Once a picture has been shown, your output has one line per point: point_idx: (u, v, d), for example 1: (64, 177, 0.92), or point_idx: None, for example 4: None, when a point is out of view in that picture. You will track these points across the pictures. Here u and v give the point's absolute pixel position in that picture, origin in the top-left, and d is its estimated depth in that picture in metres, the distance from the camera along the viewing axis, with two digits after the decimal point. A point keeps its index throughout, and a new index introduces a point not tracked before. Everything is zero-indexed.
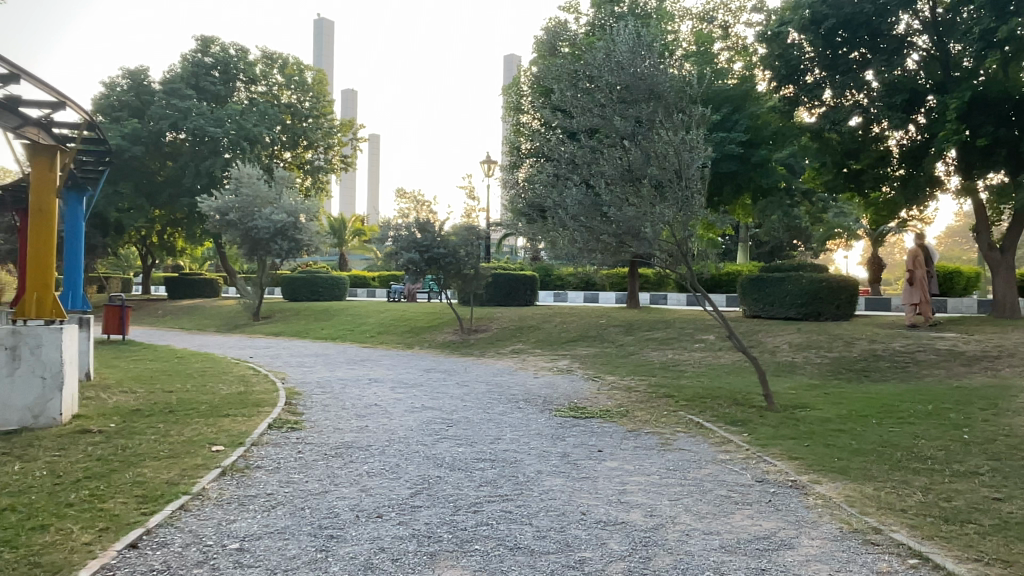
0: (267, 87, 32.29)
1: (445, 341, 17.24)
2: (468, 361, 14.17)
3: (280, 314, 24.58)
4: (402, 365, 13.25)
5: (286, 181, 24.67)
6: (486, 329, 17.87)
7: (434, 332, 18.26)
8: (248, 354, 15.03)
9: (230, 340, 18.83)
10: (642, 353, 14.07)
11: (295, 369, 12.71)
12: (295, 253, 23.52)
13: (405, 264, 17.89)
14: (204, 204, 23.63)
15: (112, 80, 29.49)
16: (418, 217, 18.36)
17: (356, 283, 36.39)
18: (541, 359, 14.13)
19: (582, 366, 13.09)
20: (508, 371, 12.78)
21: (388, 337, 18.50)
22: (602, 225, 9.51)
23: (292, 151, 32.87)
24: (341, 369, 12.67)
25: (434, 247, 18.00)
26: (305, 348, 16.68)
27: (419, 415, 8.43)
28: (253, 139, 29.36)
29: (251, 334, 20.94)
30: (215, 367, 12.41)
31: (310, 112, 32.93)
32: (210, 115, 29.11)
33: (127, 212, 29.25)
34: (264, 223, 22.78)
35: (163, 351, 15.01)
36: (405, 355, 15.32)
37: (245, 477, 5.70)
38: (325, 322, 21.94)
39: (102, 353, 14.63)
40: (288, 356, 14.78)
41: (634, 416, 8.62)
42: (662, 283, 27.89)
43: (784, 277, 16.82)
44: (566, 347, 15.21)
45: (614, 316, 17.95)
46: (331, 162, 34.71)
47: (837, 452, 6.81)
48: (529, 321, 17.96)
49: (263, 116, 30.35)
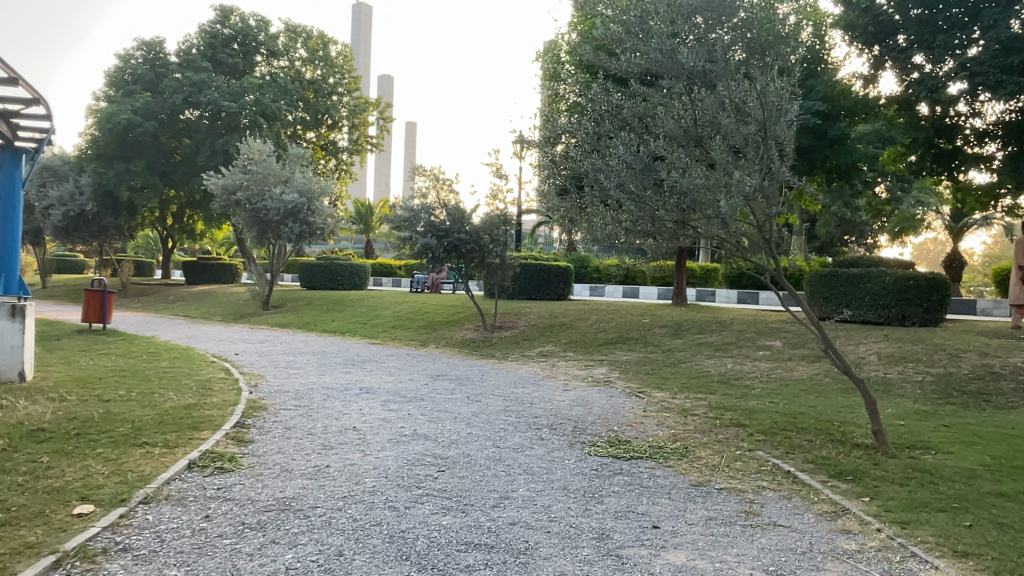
0: (289, 62, 30.40)
1: (465, 339, 15.06)
2: (487, 366, 11.97)
3: (292, 303, 22.68)
4: (408, 369, 11.09)
5: (301, 159, 22.69)
6: (513, 326, 15.63)
7: (454, 329, 16.09)
8: (235, 350, 13.06)
9: (228, 332, 16.93)
10: (696, 361, 11.71)
11: (279, 372, 10.65)
12: (307, 237, 21.56)
13: (421, 251, 15.75)
14: (211, 182, 21.81)
15: (127, 51, 27.97)
16: (437, 198, 16.18)
17: (380, 272, 34.43)
18: (575, 365, 11.83)
19: (622, 376, 10.80)
20: (533, 380, 10.52)
21: (401, 332, 16.42)
22: (657, 197, 7.11)
23: (315, 130, 30.93)
24: (332, 374, 10.54)
25: (454, 232, 15.82)
26: (306, 343, 14.66)
27: (405, 449, 6.20)
28: (271, 116, 27.47)
29: (255, 326, 19.08)
30: (184, 367, 10.40)
31: (334, 89, 30.93)
32: (226, 89, 27.33)
33: (139, 191, 27.68)
34: (274, 204, 20.86)
35: (141, 344, 13.14)
36: (416, 354, 13.19)
37: (90, 573, 3.56)
38: (337, 314, 19.93)
39: (71, 345, 12.83)
40: (279, 353, 12.76)
41: (697, 457, 6.31)
42: (710, 277, 25.34)
43: (864, 275, 14.27)
44: (604, 352, 12.89)
45: (659, 315, 15.57)
46: (356, 143, 32.69)
47: (1021, 540, 4.44)
48: (562, 318, 15.67)
49: (282, 91, 28.42)
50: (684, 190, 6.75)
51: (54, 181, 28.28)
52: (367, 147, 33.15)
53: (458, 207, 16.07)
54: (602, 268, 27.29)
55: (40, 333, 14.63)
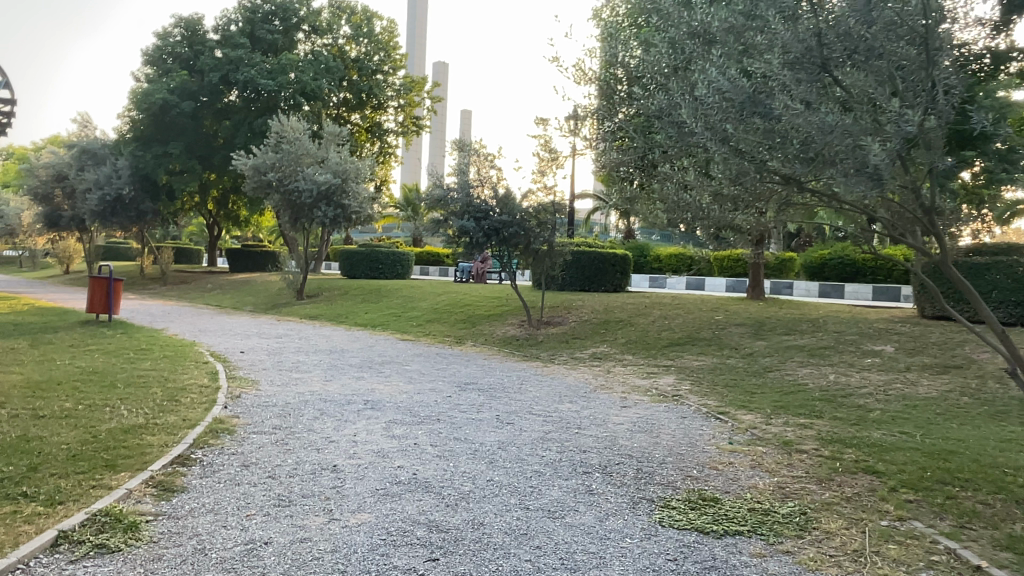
0: (333, 40, 28.76)
1: (506, 337, 13.12)
2: (529, 371, 9.98)
3: (327, 293, 21.12)
4: (432, 376, 9.17)
5: (337, 137, 20.97)
6: (563, 322, 13.58)
7: (496, 324, 14.14)
8: (242, 347, 11.40)
9: (249, 324, 15.38)
10: (788, 371, 9.43)
11: (280, 376, 8.88)
12: (342, 222, 19.90)
13: (458, 234, 13.78)
14: (241, 161, 20.27)
15: (166, 29, 26.82)
16: (478, 175, 14.10)
17: (428, 261, 32.78)
18: (636, 373, 9.70)
19: (696, 389, 8.66)
20: (584, 393, 8.46)
21: (437, 327, 14.59)
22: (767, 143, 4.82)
23: (359, 111, 29.31)
24: (339, 381, 8.69)
25: (496, 215, 13.83)
26: (328, 338, 12.99)
27: (390, 513, 4.21)
28: (311, 95, 25.86)
29: (283, 317, 17.55)
30: (166, 369, 8.74)
31: (378, 67, 29.14)
32: (265, 66, 25.86)
33: (178, 175, 26.64)
34: (306, 186, 19.23)
35: (141, 338, 11.63)
36: (447, 354, 11.32)
37: None
38: (372, 305, 18.22)
39: (65, 339, 11.39)
40: (290, 351, 11.05)
41: (824, 535, 4.20)
42: (787, 268, 22.63)
43: (991, 265, 11.71)
44: (672, 356, 10.71)
45: (735, 311, 13.27)
46: (403, 124, 30.87)
47: None
48: (619, 314, 13.53)
49: (323, 69, 26.76)
50: (807, 135, 4.44)
51: (93, 164, 27.49)
52: (414, 129, 31.27)
53: (501, 184, 14.02)
54: (666, 257, 24.88)
55: (42, 324, 13.35)
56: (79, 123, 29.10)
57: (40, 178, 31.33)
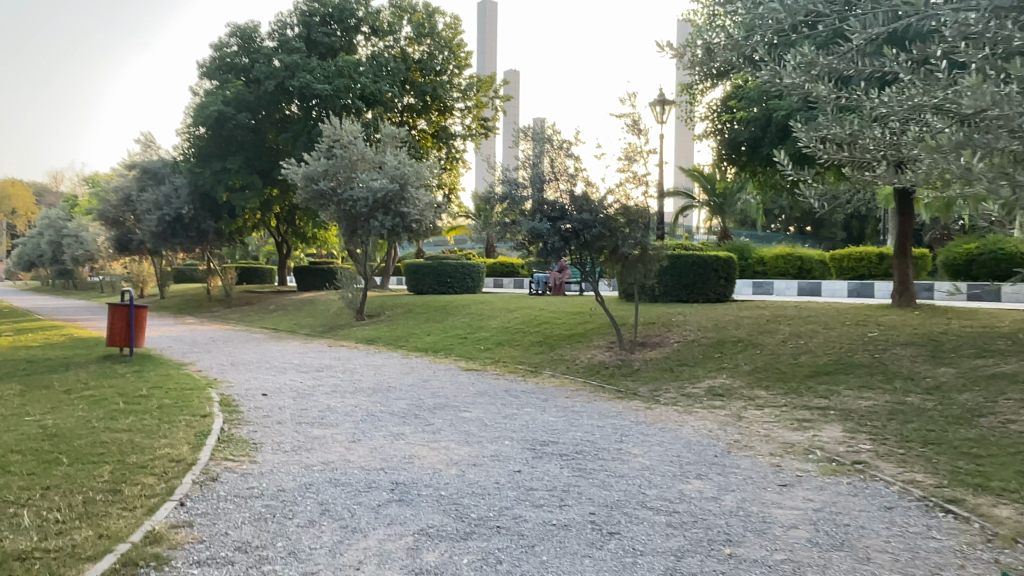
0: (394, 42, 26.86)
1: (593, 363, 10.56)
2: (629, 418, 7.35)
3: (390, 311, 18.99)
4: (498, 431, 6.69)
5: (396, 139, 18.87)
6: (664, 344, 10.90)
7: (580, 347, 11.58)
8: (267, 388, 9.20)
9: (294, 352, 13.30)
10: (1012, 418, 6.48)
11: (292, 436, 6.56)
12: (402, 233, 17.71)
13: (529, 237, 11.20)
14: (290, 170, 18.33)
15: (222, 40, 25.53)
16: (552, 167, 11.45)
17: (502, 272, 30.51)
18: (781, 423, 6.91)
19: (883, 452, 5.86)
20: (715, 460, 5.79)
21: (509, 351, 12.15)
22: None
23: (424, 115, 27.28)
24: (369, 442, 6.29)
25: (578, 214, 11.22)
26: (376, 370, 10.74)
27: None
28: (371, 99, 24.05)
29: (337, 342, 15.49)
30: (147, 426, 6.61)
31: (442, 67, 27.07)
32: (321, 71, 24.07)
33: (237, 191, 25.27)
34: (360, 193, 17.17)
35: (154, 378, 9.62)
36: (518, 392, 8.84)
37: None
38: (437, 324, 15.95)
39: (68, 381, 9.49)
40: (322, 392, 8.79)
41: None
42: (920, 267, 19.12)
43: None
44: (823, 394, 7.86)
45: (891, 324, 10.24)
46: (470, 127, 28.66)
47: None
48: (736, 332, 10.75)
49: (383, 71, 24.95)
50: None
51: (155, 184, 26.61)
52: (483, 132, 29.01)
53: (580, 176, 11.39)
54: (772, 259, 21.64)
55: (57, 359, 11.71)
56: (142, 143, 28.34)
57: (110, 202, 30.86)
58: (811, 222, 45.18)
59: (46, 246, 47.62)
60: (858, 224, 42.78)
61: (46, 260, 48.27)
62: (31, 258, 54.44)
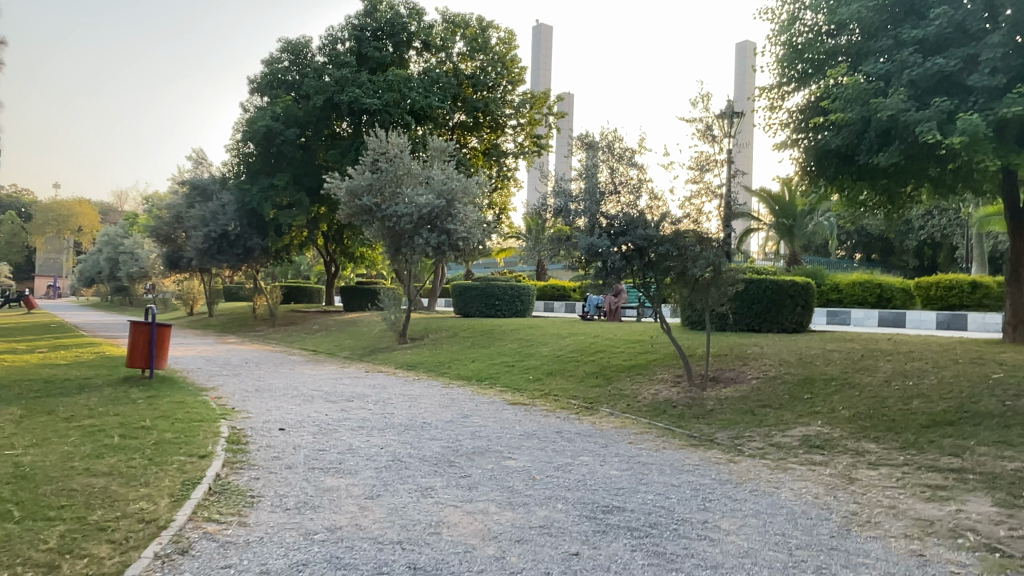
0: (446, 57, 26.11)
1: (658, 400, 9.23)
2: (710, 475, 6.00)
3: (434, 335, 17.93)
4: (549, 488, 5.42)
5: (444, 153, 17.91)
6: (741, 381, 9.54)
7: (641, 380, 10.24)
8: (287, 420, 8.11)
9: (328, 377, 12.27)
10: None
11: (298, 488, 5.39)
12: (447, 251, 16.65)
13: (586, 255, 9.92)
14: (333, 185, 17.49)
15: (274, 55, 25.16)
16: (612, 178, 10.15)
17: (553, 295, 29.28)
18: (907, 492, 5.49)
19: None
20: (833, 545, 4.41)
21: (560, 383, 10.87)
22: None
23: (476, 133, 26.39)
24: (389, 499, 5.09)
25: (644, 229, 9.90)
26: (411, 402, 9.58)
27: None
28: (420, 114, 23.28)
29: (375, 366, 14.46)
30: (131, 468, 5.54)
31: (495, 82, 26.18)
32: (370, 85, 23.38)
33: (284, 209, 24.73)
34: (405, 209, 16.21)
35: (166, 405, 8.64)
36: (573, 434, 7.55)
37: None
38: (482, 350, 14.77)
39: (74, 407, 8.58)
40: (347, 427, 7.66)
41: None
42: None
43: None
44: (951, 452, 6.39)
45: (1016, 364, 8.64)
46: (523, 145, 27.68)
47: None
48: (826, 370, 9.32)
49: (434, 86, 24.22)
50: None
51: (204, 201, 26.31)
52: (535, 150, 27.98)
53: (645, 186, 10.10)
54: (849, 286, 19.86)
55: (75, 380, 10.90)
56: (193, 160, 28.18)
57: (162, 219, 30.81)
58: (878, 248, 42.65)
59: (105, 262, 48.46)
60: (930, 249, 40.13)
61: (105, 275, 49.04)
62: (92, 275, 55.65)
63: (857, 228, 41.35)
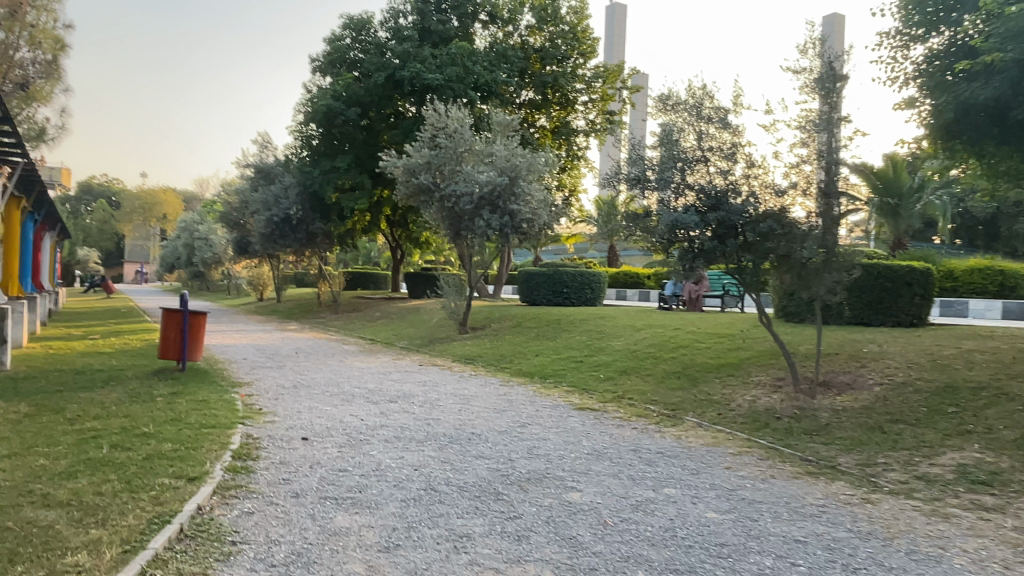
0: (514, 30, 24.66)
1: (757, 409, 7.69)
2: (844, 526, 4.46)
3: (497, 324, 16.68)
4: (626, 543, 3.99)
5: (508, 128, 16.53)
6: (859, 387, 7.89)
7: (733, 383, 8.66)
8: (314, 425, 6.95)
9: (376, 372, 11.15)
10: None
11: (296, 530, 4.14)
12: (511, 234, 15.31)
13: (669, 235, 8.36)
14: (389, 163, 16.39)
15: (337, 33, 24.29)
16: (701, 143, 8.54)
17: (626, 283, 27.62)
18: None
19: None
20: None
21: (636, 384, 9.38)
22: None
23: (544, 110, 24.87)
24: (410, 555, 3.77)
25: (741, 201, 8.24)
26: (462, 403, 8.31)
27: None
28: (486, 90, 22.00)
29: (431, 359, 13.29)
30: (96, 497, 4.39)
31: (566, 55, 24.53)
32: (433, 60, 22.20)
33: (346, 192, 23.94)
34: (465, 188, 14.94)
35: (187, 403, 7.65)
36: (655, 455, 6.08)
37: None
38: (548, 342, 13.39)
39: (89, 404, 7.69)
40: (380, 439, 6.40)
41: None
42: None
43: None
44: None
45: None
46: (595, 122, 26.06)
47: None
48: (970, 376, 7.55)
49: (500, 60, 22.88)
50: None
51: (267, 184, 25.81)
52: (608, 127, 26.30)
53: (740, 151, 8.44)
54: (966, 273, 17.54)
55: (106, 371, 10.10)
56: (258, 144, 27.73)
57: (230, 204, 30.67)
58: (982, 233, 38.89)
59: (183, 249, 49.47)
60: None
61: (182, 262, 50.13)
62: (173, 261, 57.16)
63: (960, 211, 37.74)
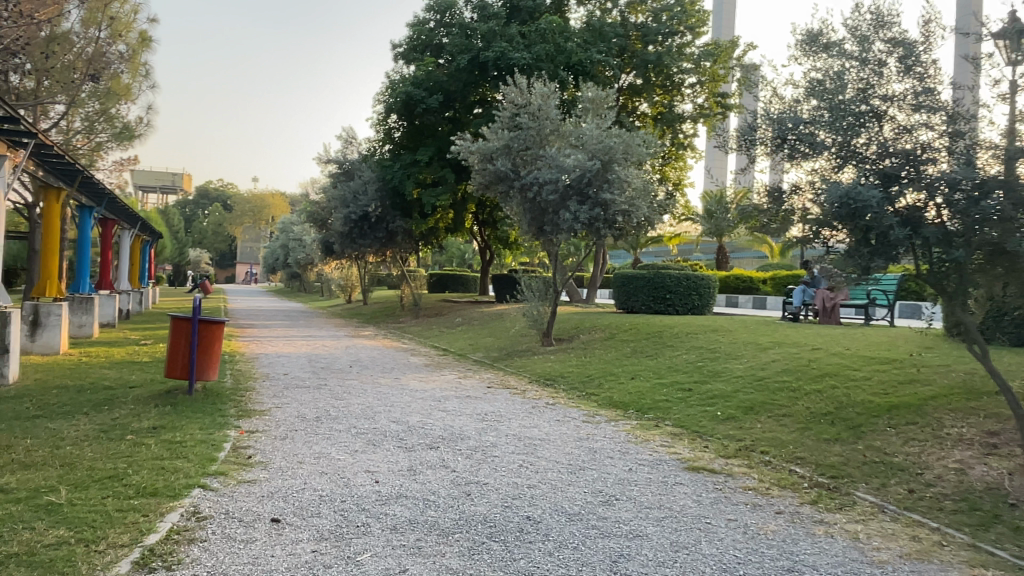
0: (613, 6, 22.29)
1: (972, 488, 5.03)
2: None
3: (587, 335, 14.32)
4: None
5: (602, 105, 14.15)
6: None
7: (921, 438, 5.95)
8: (306, 489, 4.85)
9: (431, 395, 9.07)
10: None
11: None
12: (602, 228, 12.94)
13: (826, 219, 5.76)
14: (464, 149, 14.40)
15: (421, 16, 22.65)
16: (873, 90, 5.91)
17: (738, 287, 24.57)
18: None
19: None
20: None
21: (768, 429, 6.82)
22: None
23: (646, 94, 22.28)
24: None
25: (940, 171, 5.53)
26: (525, 455, 6.02)
27: None
28: (579, 70, 19.73)
29: (505, 377, 11.11)
30: None
31: (672, 30, 21.82)
32: (521, 39, 20.12)
33: (428, 186, 22.23)
34: (549, 175, 12.74)
35: (160, 444, 5.77)
36: None
37: None
38: (647, 361, 10.89)
39: (46, 439, 5.98)
40: (383, 526, 4.19)
41: None
42: None
43: None
44: None
45: None
46: (704, 106, 23.14)
47: None
48: None
49: (597, 38, 20.52)
50: None
51: (349, 180, 24.50)
52: (718, 112, 23.37)
53: (934, 98, 5.75)
54: None
55: (112, 389, 8.47)
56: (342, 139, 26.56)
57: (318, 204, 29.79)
58: None
59: (281, 250, 49.68)
60: None
61: (281, 263, 50.30)
62: (275, 263, 57.92)
63: None
